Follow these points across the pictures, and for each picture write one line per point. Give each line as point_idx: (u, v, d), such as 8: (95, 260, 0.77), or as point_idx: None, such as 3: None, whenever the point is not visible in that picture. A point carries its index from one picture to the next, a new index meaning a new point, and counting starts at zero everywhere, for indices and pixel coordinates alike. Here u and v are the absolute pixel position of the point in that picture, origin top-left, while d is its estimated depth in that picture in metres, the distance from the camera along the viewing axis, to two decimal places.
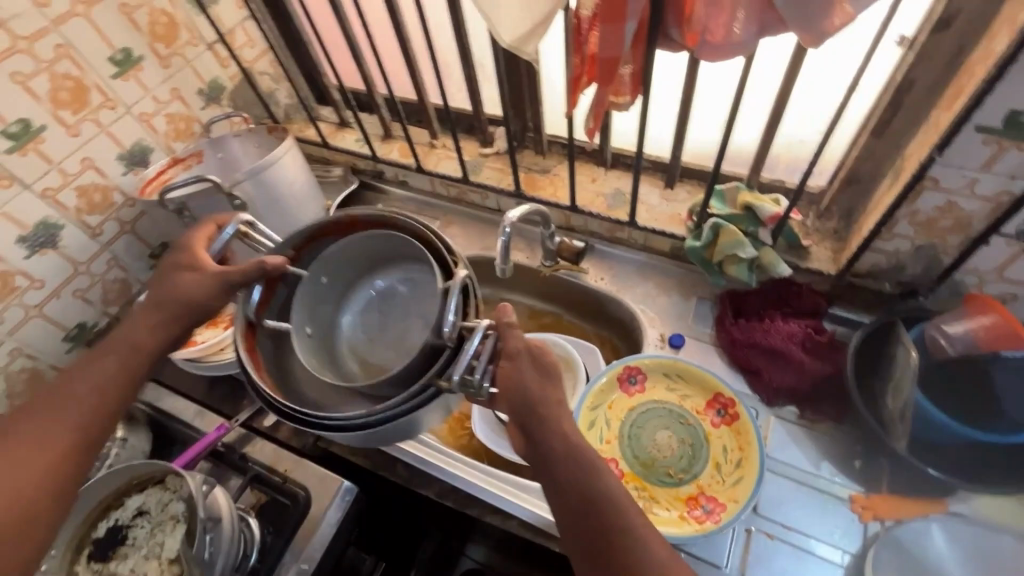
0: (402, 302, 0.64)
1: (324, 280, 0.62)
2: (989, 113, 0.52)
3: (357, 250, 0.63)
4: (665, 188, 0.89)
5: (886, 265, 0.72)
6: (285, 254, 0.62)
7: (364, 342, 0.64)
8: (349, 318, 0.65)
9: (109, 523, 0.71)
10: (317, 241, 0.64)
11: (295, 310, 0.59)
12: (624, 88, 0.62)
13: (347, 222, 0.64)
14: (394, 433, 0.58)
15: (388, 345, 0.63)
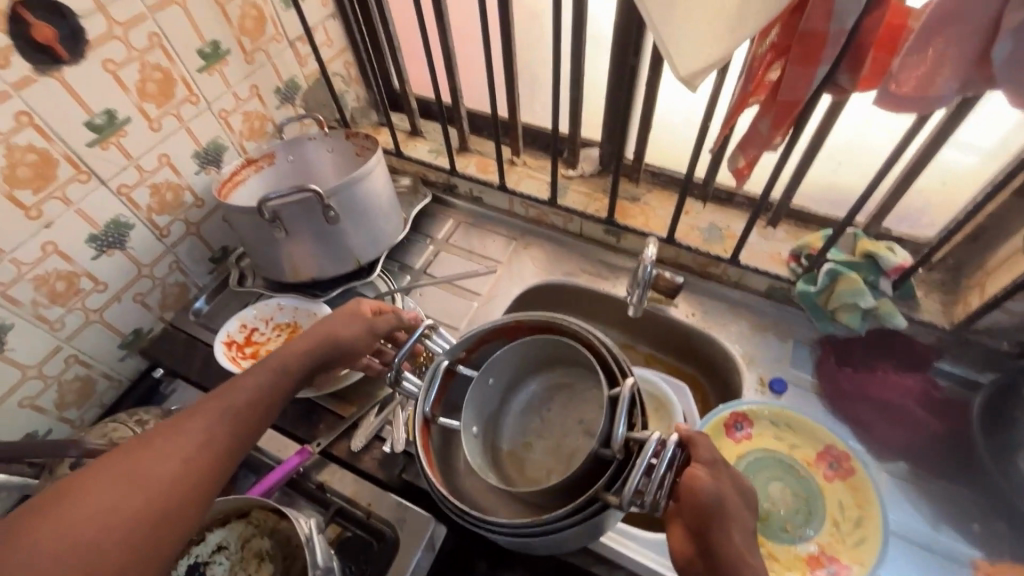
0: (558, 407, 0.70)
1: (491, 379, 0.68)
2: None
3: (523, 352, 0.68)
4: (765, 226, 0.87)
5: (1008, 324, 0.71)
6: (459, 353, 0.68)
7: (522, 443, 0.71)
8: (507, 413, 0.72)
9: (189, 561, 0.65)
10: (484, 340, 0.69)
11: (466, 410, 0.65)
12: (780, 122, 0.57)
13: (513, 324, 0.69)
14: (569, 538, 0.56)
15: (545, 449, 0.70)
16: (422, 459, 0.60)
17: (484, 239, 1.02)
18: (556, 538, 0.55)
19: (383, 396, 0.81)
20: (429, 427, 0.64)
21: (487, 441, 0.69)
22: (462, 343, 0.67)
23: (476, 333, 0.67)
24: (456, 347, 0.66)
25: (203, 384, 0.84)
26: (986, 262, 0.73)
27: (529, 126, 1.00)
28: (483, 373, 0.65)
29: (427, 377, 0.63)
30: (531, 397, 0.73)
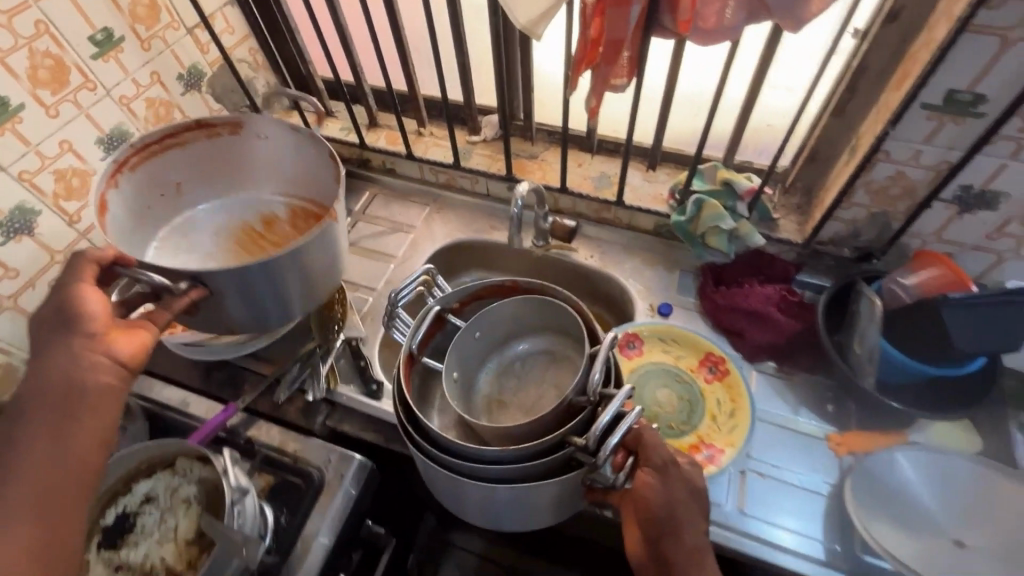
0: (540, 370, 0.80)
1: (478, 333, 0.78)
2: (932, 92, 0.62)
3: (512, 312, 0.77)
4: (647, 170, 0.96)
5: (845, 232, 0.82)
6: (452, 303, 0.78)
7: (500, 399, 0.82)
8: (488, 370, 0.83)
9: (117, 511, 0.68)
10: (478, 297, 0.80)
11: (450, 356, 0.75)
12: (622, 70, 0.68)
13: (509, 285, 0.78)
14: (504, 501, 0.63)
15: (519, 407, 0.80)
16: (399, 376, 0.68)
17: (398, 208, 1.08)
18: (529, 499, 0.62)
19: (304, 351, 0.85)
20: (413, 360, 0.72)
21: (466, 381, 0.80)
22: (456, 294, 0.77)
23: (471, 289, 0.77)
24: (451, 297, 0.76)
25: None
26: (824, 182, 0.83)
27: (432, 98, 1.06)
28: (470, 327, 0.76)
29: (420, 317, 0.73)
30: (514, 358, 0.83)
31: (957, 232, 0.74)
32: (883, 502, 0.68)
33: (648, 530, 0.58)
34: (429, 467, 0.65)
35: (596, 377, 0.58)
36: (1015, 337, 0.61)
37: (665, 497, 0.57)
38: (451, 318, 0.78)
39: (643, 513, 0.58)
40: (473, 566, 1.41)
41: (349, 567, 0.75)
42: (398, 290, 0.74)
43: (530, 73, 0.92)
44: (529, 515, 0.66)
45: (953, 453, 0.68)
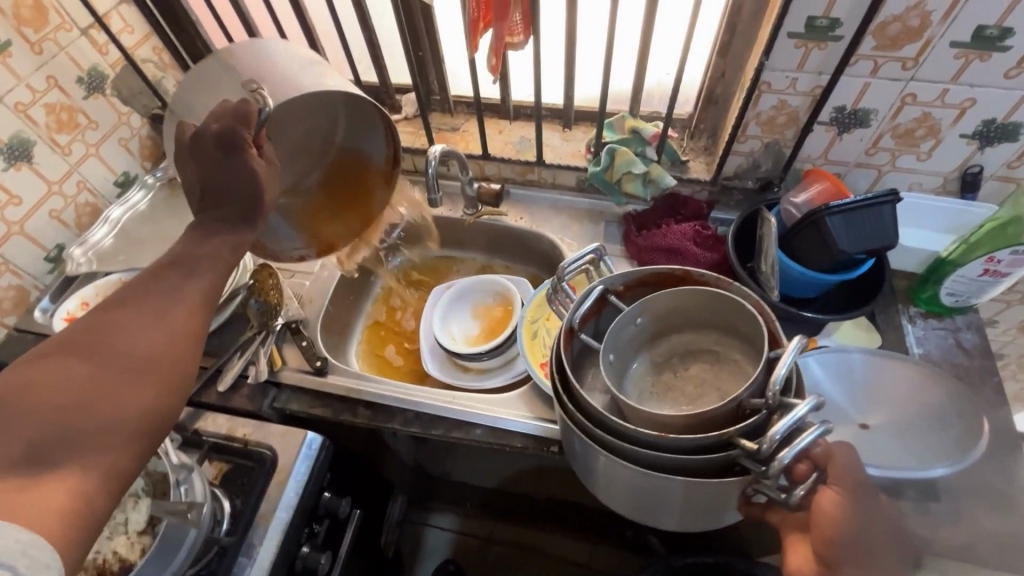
0: (691, 374, 0.63)
1: (638, 321, 0.62)
2: (793, 21, 0.68)
3: (682, 304, 0.62)
4: (564, 130, 0.99)
5: (746, 165, 0.88)
6: (616, 284, 0.64)
7: (649, 396, 0.63)
8: (636, 364, 0.65)
9: None
10: (643, 283, 0.65)
11: (608, 337, 0.60)
12: (517, 28, 0.72)
13: (680, 275, 0.64)
14: (643, 487, 0.56)
15: (671, 404, 0.62)
16: (558, 342, 0.60)
17: None
18: (656, 490, 0.55)
19: (243, 339, 0.85)
20: (572, 334, 0.62)
21: (619, 371, 0.63)
22: (623, 275, 0.63)
23: (640, 270, 0.63)
24: (618, 277, 0.63)
25: None
26: (724, 121, 0.88)
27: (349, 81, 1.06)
28: (634, 311, 0.60)
29: (583, 292, 0.62)
30: (674, 352, 0.65)
31: (841, 152, 0.81)
32: (841, 387, 0.73)
33: (818, 546, 0.51)
34: (576, 437, 0.58)
35: (779, 378, 0.47)
36: (880, 234, 0.70)
37: (851, 520, 0.51)
38: (615, 301, 0.65)
39: (819, 532, 0.51)
40: (450, 544, 1.43)
41: (316, 539, 0.77)
42: (563, 265, 0.69)
43: (439, 47, 0.94)
44: (666, 510, 0.58)
45: (860, 350, 0.72)
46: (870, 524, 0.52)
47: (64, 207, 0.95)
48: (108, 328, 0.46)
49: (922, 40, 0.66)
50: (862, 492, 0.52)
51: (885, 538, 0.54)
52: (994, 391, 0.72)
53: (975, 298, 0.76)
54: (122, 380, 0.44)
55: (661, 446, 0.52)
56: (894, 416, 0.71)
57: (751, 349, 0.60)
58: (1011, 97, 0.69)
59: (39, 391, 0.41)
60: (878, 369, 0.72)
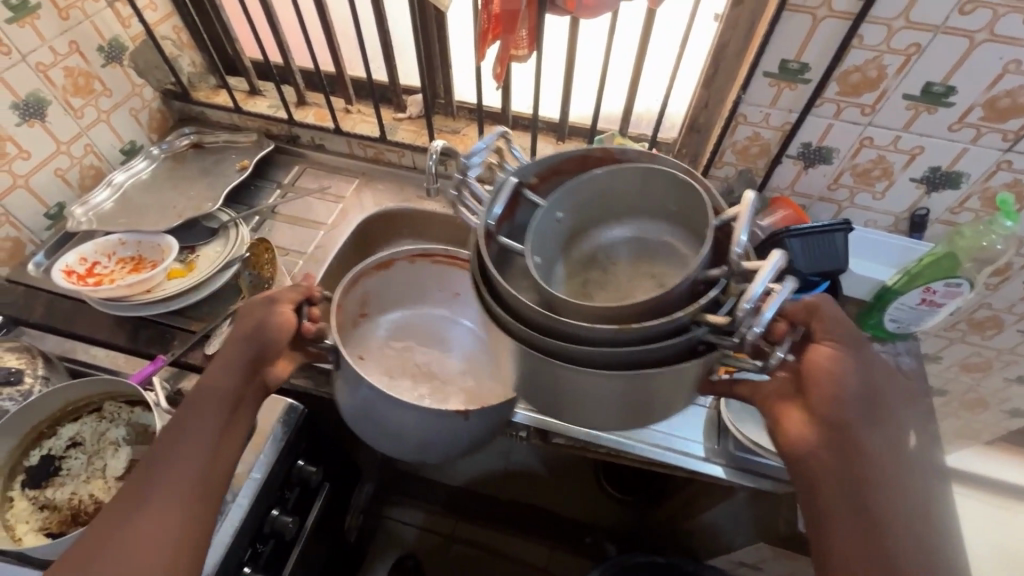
0: (626, 263, 0.61)
1: (559, 216, 0.61)
2: (770, 62, 0.76)
3: (603, 189, 0.60)
4: (557, 142, 1.06)
5: (721, 190, 0.96)
6: (529, 178, 0.62)
7: (580, 293, 0.60)
8: (564, 261, 0.62)
9: (42, 452, 0.69)
10: (555, 173, 0.63)
11: (530, 237, 0.58)
12: (522, 42, 0.78)
13: (596, 157, 0.63)
14: (594, 387, 0.52)
15: (607, 298, 0.59)
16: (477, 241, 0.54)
17: (328, 181, 1.12)
18: (605, 391, 0.52)
19: (233, 308, 0.88)
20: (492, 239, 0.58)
21: (547, 272, 0.60)
22: (535, 164, 0.61)
23: (553, 156, 0.61)
24: (528, 167, 0.60)
25: (47, 324, 0.87)
26: (704, 148, 0.96)
27: (358, 78, 1.12)
28: (553, 202, 0.59)
29: (496, 188, 0.58)
30: (601, 244, 0.63)
31: (805, 185, 0.89)
32: None
33: (816, 404, 0.56)
34: (515, 348, 0.53)
35: (740, 243, 0.48)
36: (832, 253, 0.77)
37: (845, 371, 0.56)
38: (530, 194, 0.61)
39: (817, 383, 0.56)
40: (413, 537, 1.44)
41: (286, 503, 0.81)
42: (470, 156, 0.63)
43: (448, 54, 1.00)
44: (613, 412, 0.56)
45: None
46: (873, 378, 0.57)
47: (69, 167, 0.98)
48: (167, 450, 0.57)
49: (878, 90, 0.75)
50: (854, 344, 0.58)
51: (887, 388, 0.59)
52: (928, 409, 0.78)
53: (915, 326, 0.84)
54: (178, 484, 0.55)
55: (623, 344, 0.50)
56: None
57: (675, 228, 0.60)
58: (954, 148, 0.77)
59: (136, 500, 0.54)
60: None
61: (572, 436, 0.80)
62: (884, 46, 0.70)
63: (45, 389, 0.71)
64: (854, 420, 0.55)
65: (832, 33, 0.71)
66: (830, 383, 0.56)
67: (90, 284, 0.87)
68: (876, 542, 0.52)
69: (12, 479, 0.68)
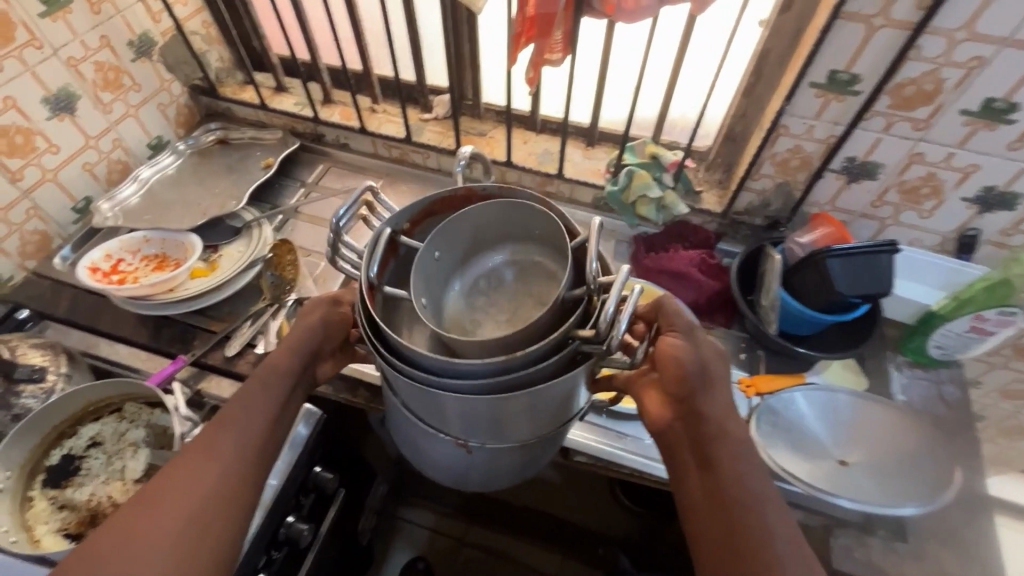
0: (507, 288, 0.62)
1: (438, 255, 0.60)
2: (818, 72, 0.72)
3: (475, 223, 0.61)
4: (586, 148, 1.03)
5: (757, 202, 0.92)
6: (402, 223, 0.61)
7: (471, 323, 0.61)
8: (456, 288, 0.63)
9: (63, 452, 0.69)
10: (429, 215, 0.63)
11: (413, 279, 0.57)
12: (557, 46, 0.76)
13: (463, 195, 0.63)
14: (493, 411, 0.54)
15: (495, 323, 0.61)
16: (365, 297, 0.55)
17: (352, 181, 1.11)
18: (501, 411, 0.54)
19: (255, 309, 0.87)
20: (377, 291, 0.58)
21: (436, 313, 0.60)
22: (406, 211, 0.60)
23: (422, 199, 0.61)
24: (402, 213, 0.60)
25: (71, 319, 0.87)
26: (740, 158, 0.92)
27: (385, 78, 1.10)
28: (429, 243, 0.58)
29: (370, 244, 0.57)
30: (483, 273, 0.63)
31: (847, 200, 0.85)
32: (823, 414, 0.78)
33: (673, 388, 0.60)
34: (411, 388, 0.54)
35: (592, 260, 0.50)
36: (878, 278, 0.73)
37: (690, 356, 0.58)
38: (406, 241, 0.60)
39: (666, 369, 0.59)
40: (424, 539, 1.44)
41: (302, 510, 0.80)
42: (335, 214, 0.56)
43: (478, 55, 0.98)
44: (515, 427, 0.58)
45: (829, 386, 0.78)
46: (706, 360, 0.60)
47: (96, 161, 0.98)
48: (214, 434, 0.56)
49: (933, 104, 0.70)
50: (689, 330, 0.60)
51: (721, 368, 0.61)
52: (971, 441, 0.76)
53: (960, 354, 0.80)
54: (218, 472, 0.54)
55: (511, 370, 0.51)
56: (883, 449, 0.75)
57: (545, 249, 0.61)
58: (1012, 168, 0.73)
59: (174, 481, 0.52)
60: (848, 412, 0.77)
61: (596, 454, 0.78)
62: (943, 58, 0.66)
63: (68, 387, 0.71)
64: (701, 398, 0.59)
65: (887, 43, 0.67)
66: (679, 369, 0.58)
67: (113, 281, 0.87)
68: (724, 516, 0.53)
69: (33, 478, 0.68)
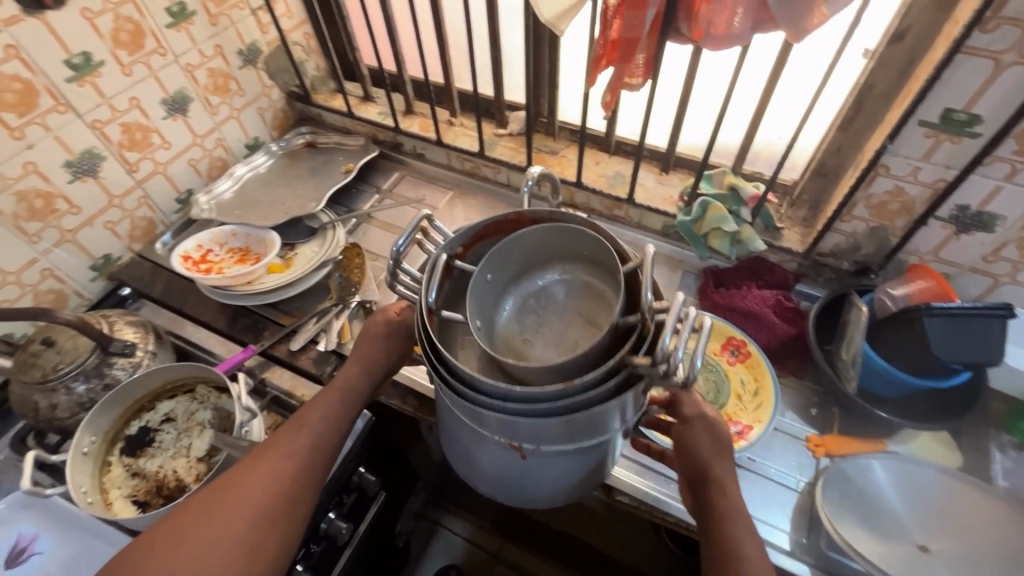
0: (558, 311, 0.61)
1: (490, 277, 0.59)
2: (929, 110, 0.65)
3: (526, 246, 0.60)
4: (660, 173, 1.00)
5: (845, 245, 0.85)
6: (456, 248, 0.61)
7: (522, 343, 0.60)
8: (507, 309, 0.62)
9: (140, 424, 0.76)
10: (481, 239, 0.62)
11: (469, 302, 0.56)
12: (638, 71, 0.73)
13: (514, 219, 0.62)
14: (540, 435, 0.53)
15: (547, 344, 0.59)
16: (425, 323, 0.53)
17: (424, 190, 1.14)
18: (545, 437, 0.53)
19: (322, 307, 0.91)
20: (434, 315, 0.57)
21: (488, 336, 0.59)
22: (459, 235, 0.60)
23: (474, 225, 0.60)
24: (456, 235, 0.59)
25: (164, 300, 0.96)
26: (829, 196, 0.85)
27: (465, 92, 1.13)
28: (483, 266, 0.57)
29: (428, 267, 0.56)
30: (532, 296, 0.62)
31: (954, 252, 0.76)
32: (908, 490, 0.70)
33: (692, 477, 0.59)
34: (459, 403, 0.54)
35: (647, 290, 0.47)
36: (982, 344, 0.65)
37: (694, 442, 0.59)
38: (461, 263, 0.60)
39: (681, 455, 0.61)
40: (460, 549, 1.44)
41: (342, 508, 0.82)
42: (397, 241, 0.57)
43: (557, 75, 0.98)
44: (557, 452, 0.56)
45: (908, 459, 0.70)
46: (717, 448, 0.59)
47: (200, 158, 1.08)
48: (290, 433, 0.60)
49: None
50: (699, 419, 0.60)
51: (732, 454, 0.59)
52: None
53: None
54: (288, 467, 0.58)
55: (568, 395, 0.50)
56: (976, 542, 0.66)
57: (595, 274, 0.59)
58: None
59: (252, 471, 0.56)
60: (933, 492, 0.69)
61: (640, 496, 0.75)
62: None
63: (152, 364, 0.78)
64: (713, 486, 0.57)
65: (1018, 83, 0.59)
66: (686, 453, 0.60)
67: (201, 270, 0.94)
68: None
69: (113, 445, 0.75)
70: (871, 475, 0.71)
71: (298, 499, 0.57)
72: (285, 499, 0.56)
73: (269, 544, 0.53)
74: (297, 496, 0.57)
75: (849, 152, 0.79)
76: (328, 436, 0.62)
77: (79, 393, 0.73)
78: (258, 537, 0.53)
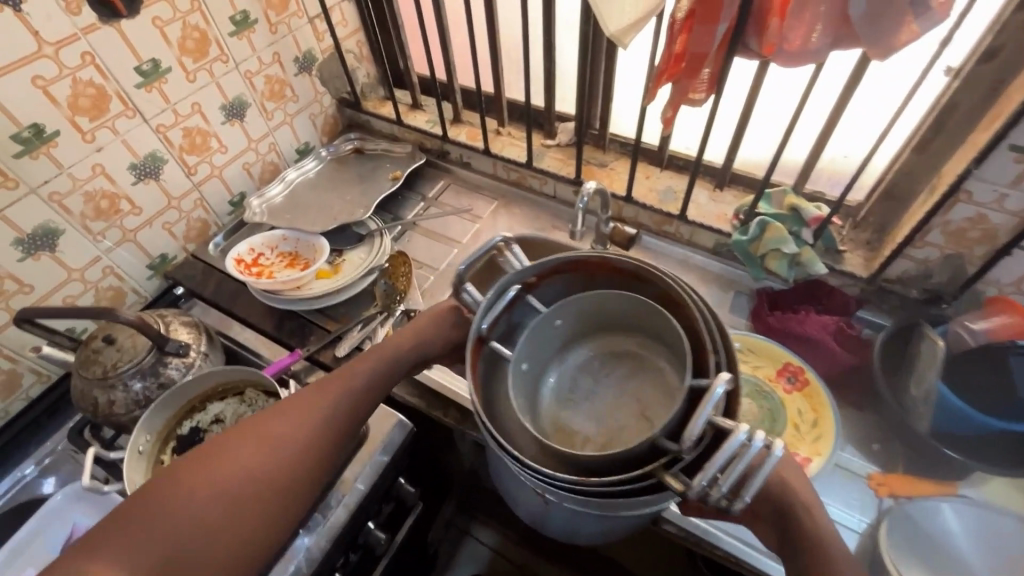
0: (616, 381, 0.60)
1: (557, 322, 0.59)
2: (1022, 133, 0.61)
3: (602, 300, 0.59)
4: (714, 189, 0.97)
5: (915, 272, 0.80)
6: (529, 278, 0.60)
7: (567, 398, 0.61)
8: (568, 354, 0.62)
9: (191, 424, 0.77)
10: (558, 272, 0.61)
11: (522, 345, 0.57)
12: (701, 86, 0.71)
13: (599, 262, 0.60)
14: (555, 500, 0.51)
15: (590, 414, 0.59)
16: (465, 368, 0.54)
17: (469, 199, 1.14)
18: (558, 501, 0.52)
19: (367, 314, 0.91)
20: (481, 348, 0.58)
21: (536, 376, 0.60)
22: (536, 267, 0.59)
23: (554, 261, 0.58)
24: (533, 267, 0.58)
25: (215, 300, 0.98)
26: (898, 219, 0.81)
27: (514, 101, 1.12)
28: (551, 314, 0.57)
29: (491, 299, 0.58)
30: (596, 350, 0.62)
31: None
32: (976, 536, 0.66)
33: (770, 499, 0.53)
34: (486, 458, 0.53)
35: (695, 429, 0.39)
36: None
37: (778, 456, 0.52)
38: (532, 298, 0.61)
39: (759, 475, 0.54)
40: (487, 560, 1.42)
41: (381, 517, 0.82)
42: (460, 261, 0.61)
43: (611, 88, 0.96)
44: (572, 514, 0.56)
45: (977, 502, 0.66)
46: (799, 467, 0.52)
47: (254, 162, 1.10)
48: (313, 397, 0.61)
49: None
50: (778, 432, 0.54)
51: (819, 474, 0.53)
52: None
53: None
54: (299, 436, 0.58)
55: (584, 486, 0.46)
56: None
57: (666, 348, 0.57)
58: None
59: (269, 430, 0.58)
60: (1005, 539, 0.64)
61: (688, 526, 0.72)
62: None
63: (204, 365, 0.80)
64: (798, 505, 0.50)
65: None
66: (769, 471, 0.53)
67: (252, 273, 0.96)
68: None
69: (166, 444, 0.76)
70: (936, 518, 0.67)
71: (298, 468, 0.57)
72: (286, 470, 0.56)
73: (254, 513, 0.54)
74: (306, 455, 0.58)
75: (923, 175, 0.75)
76: (346, 411, 0.62)
77: (136, 391, 0.75)
78: (249, 500, 0.54)
